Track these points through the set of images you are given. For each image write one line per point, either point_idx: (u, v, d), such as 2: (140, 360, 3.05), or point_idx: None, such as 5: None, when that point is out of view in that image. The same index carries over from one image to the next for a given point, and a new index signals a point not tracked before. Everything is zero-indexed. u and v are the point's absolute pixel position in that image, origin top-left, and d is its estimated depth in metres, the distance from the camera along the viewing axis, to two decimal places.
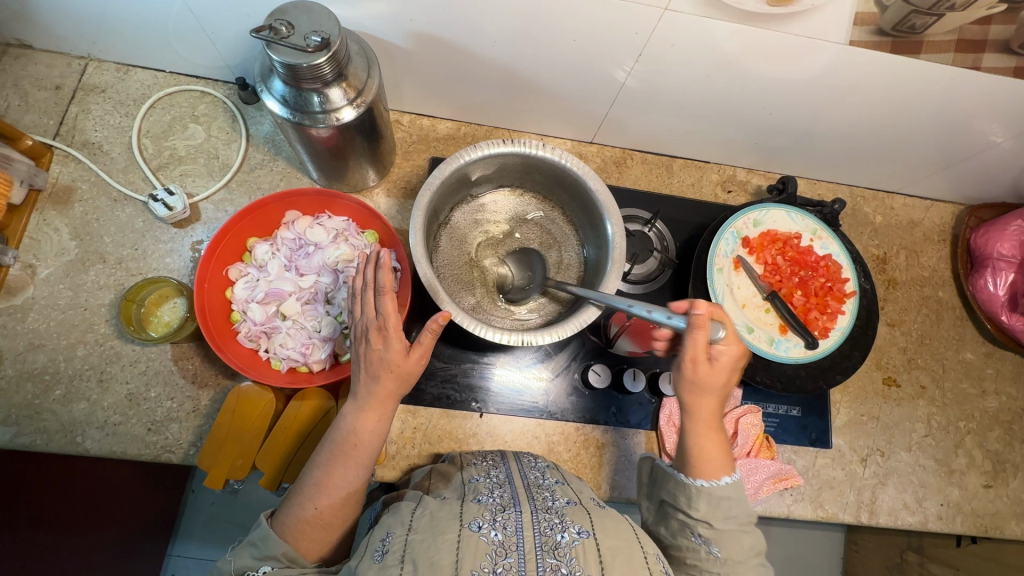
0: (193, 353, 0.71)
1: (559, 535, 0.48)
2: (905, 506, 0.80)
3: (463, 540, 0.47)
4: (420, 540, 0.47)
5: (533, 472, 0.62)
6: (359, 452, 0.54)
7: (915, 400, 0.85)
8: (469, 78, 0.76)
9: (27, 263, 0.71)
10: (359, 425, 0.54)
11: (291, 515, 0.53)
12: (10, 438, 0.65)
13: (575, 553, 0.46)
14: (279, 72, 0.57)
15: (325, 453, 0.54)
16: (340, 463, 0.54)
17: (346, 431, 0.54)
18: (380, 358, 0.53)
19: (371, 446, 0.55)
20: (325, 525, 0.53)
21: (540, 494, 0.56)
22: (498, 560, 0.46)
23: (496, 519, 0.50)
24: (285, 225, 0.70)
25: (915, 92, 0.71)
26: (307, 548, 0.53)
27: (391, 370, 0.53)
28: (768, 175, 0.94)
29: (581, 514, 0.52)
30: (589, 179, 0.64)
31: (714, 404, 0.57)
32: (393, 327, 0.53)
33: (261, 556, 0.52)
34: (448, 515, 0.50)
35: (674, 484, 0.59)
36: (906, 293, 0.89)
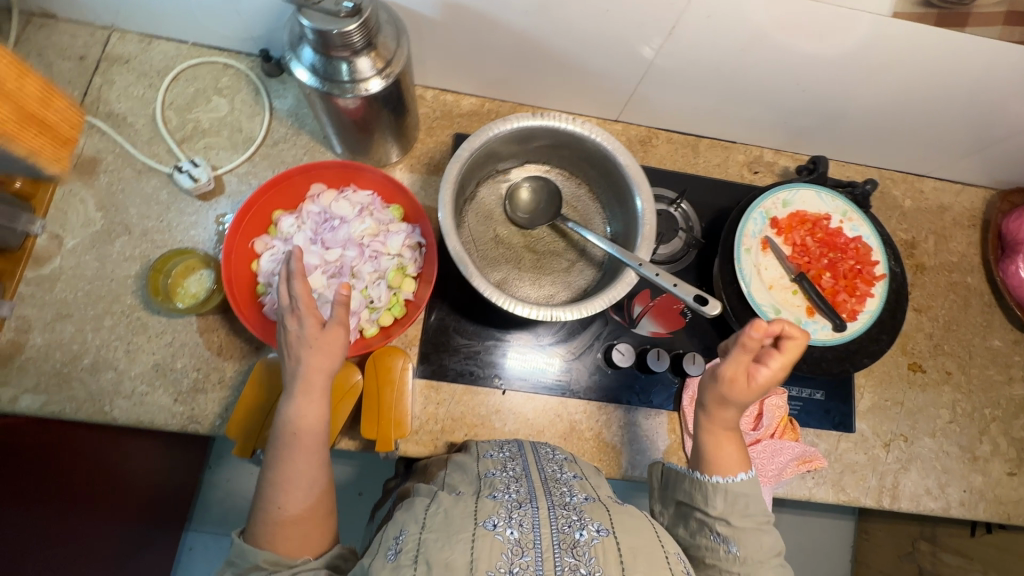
0: (218, 325, 0.71)
1: (576, 532, 0.48)
2: (927, 491, 0.80)
3: (477, 539, 0.47)
4: (434, 539, 0.47)
5: (551, 465, 0.61)
6: (309, 435, 0.55)
7: (940, 386, 0.84)
8: (495, 51, 0.74)
9: (54, 234, 0.71)
10: (296, 409, 0.54)
11: (257, 524, 0.53)
12: (41, 406, 0.66)
13: (593, 552, 0.47)
14: (309, 39, 0.56)
15: (275, 451, 0.54)
16: (290, 453, 0.54)
17: (284, 421, 0.54)
18: (297, 339, 0.55)
19: (319, 426, 0.55)
20: (301, 520, 0.53)
21: (558, 488, 0.55)
22: (515, 558, 0.46)
23: (511, 517, 0.49)
24: (310, 198, 0.70)
25: (954, 70, 0.69)
26: (284, 547, 0.52)
27: (311, 349, 0.55)
28: (796, 156, 0.92)
29: (600, 511, 0.52)
30: (619, 153, 0.63)
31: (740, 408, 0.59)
32: (303, 308, 0.56)
33: (243, 570, 0.51)
34: (462, 513, 0.50)
35: (689, 483, 0.61)
36: (933, 279, 0.88)
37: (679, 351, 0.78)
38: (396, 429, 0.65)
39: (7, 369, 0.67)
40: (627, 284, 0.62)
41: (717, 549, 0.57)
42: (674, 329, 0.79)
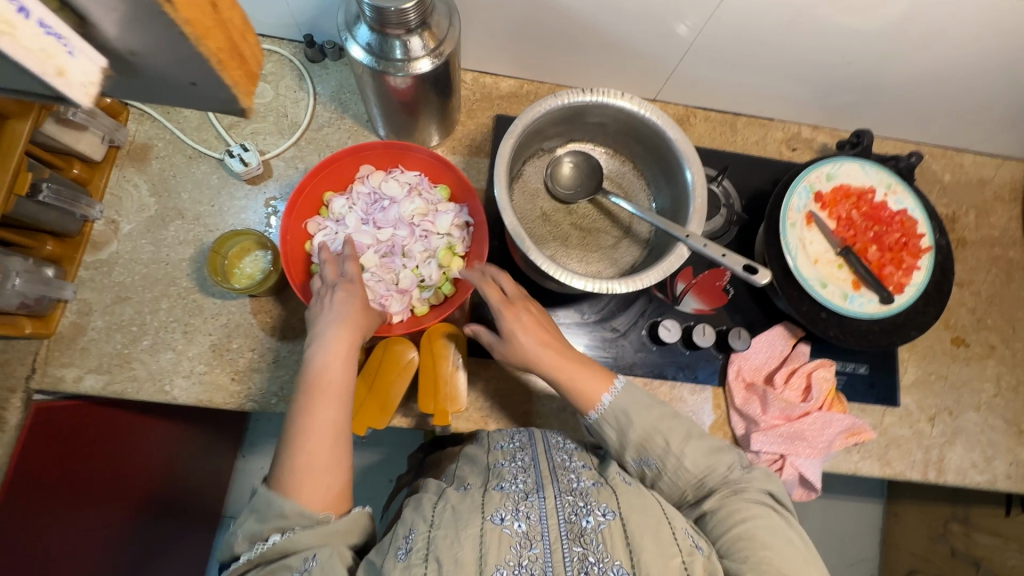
0: (271, 306, 0.72)
1: (583, 519, 0.50)
2: (973, 464, 0.80)
3: (486, 534, 0.47)
4: (443, 535, 0.47)
5: (561, 453, 0.60)
6: (339, 385, 0.56)
7: (984, 360, 0.84)
8: (537, 31, 0.75)
9: (110, 219, 0.73)
10: (331, 358, 0.57)
11: (283, 472, 0.52)
12: (104, 386, 0.68)
13: (601, 538, 0.48)
14: (366, 16, 0.57)
15: (303, 398, 0.55)
16: (320, 399, 0.54)
17: (318, 370, 0.56)
18: (343, 299, 0.60)
19: (347, 377, 0.56)
20: (325, 469, 0.52)
21: (565, 474, 0.56)
22: (524, 552, 0.47)
23: (518, 509, 0.50)
24: (360, 179, 0.72)
25: (1003, 40, 0.69)
26: (309, 496, 0.51)
27: (353, 307, 0.60)
28: (834, 133, 0.92)
29: (605, 493, 0.53)
30: (667, 128, 0.64)
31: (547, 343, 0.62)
32: (355, 277, 0.63)
33: (266, 520, 0.50)
34: (469, 508, 0.50)
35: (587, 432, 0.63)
36: (975, 253, 0.87)
37: (724, 328, 0.78)
38: (452, 403, 0.66)
39: (71, 351, 0.69)
40: (680, 255, 0.62)
41: (643, 472, 0.60)
42: (718, 306, 0.79)
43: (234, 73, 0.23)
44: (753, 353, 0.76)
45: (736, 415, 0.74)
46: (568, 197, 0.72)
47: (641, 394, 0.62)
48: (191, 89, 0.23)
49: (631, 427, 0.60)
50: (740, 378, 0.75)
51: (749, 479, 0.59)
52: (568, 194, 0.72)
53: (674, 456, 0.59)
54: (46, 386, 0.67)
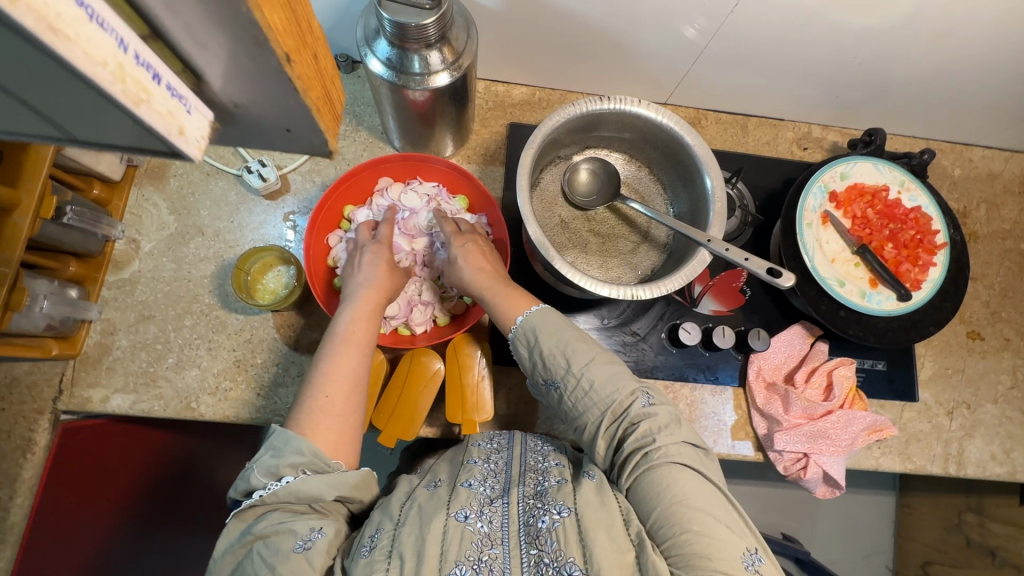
0: (293, 320, 0.73)
1: (541, 521, 0.52)
2: (993, 457, 0.81)
3: (449, 530, 0.50)
4: (408, 532, 0.50)
5: (535, 455, 0.62)
6: (361, 338, 0.60)
7: (1000, 353, 0.84)
8: (550, 40, 0.75)
9: (131, 238, 0.73)
10: (354, 313, 0.61)
11: (299, 412, 0.56)
12: (131, 405, 0.68)
13: (554, 537, 0.50)
14: (386, 32, 0.57)
15: (327, 348, 0.60)
16: (342, 349, 0.59)
17: (345, 324, 0.60)
18: (370, 260, 0.65)
19: (369, 333, 0.61)
20: (338, 414, 0.56)
21: (533, 477, 0.59)
22: (484, 550, 0.50)
23: (482, 511, 0.54)
24: (379, 192, 0.72)
25: (1013, 36, 0.69)
26: (320, 438, 0.54)
27: (379, 267, 0.64)
28: (843, 132, 0.92)
29: (567, 489, 0.55)
30: (685, 133, 0.64)
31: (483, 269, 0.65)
32: (385, 239, 0.67)
33: (281, 456, 0.52)
34: (436, 505, 0.53)
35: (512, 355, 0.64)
36: (987, 247, 0.88)
37: (743, 328, 0.79)
38: (480, 412, 0.66)
39: (96, 371, 0.69)
40: (702, 259, 0.62)
41: (552, 393, 0.60)
42: (736, 307, 0.80)
43: (326, 117, 0.25)
44: (772, 352, 0.77)
45: (757, 414, 0.75)
46: (586, 204, 0.72)
47: (556, 317, 0.61)
48: (286, 135, 0.25)
49: (538, 347, 0.60)
50: (760, 378, 0.76)
51: (652, 417, 0.57)
52: (586, 202, 0.72)
53: (573, 377, 0.58)
54: (73, 407, 0.68)
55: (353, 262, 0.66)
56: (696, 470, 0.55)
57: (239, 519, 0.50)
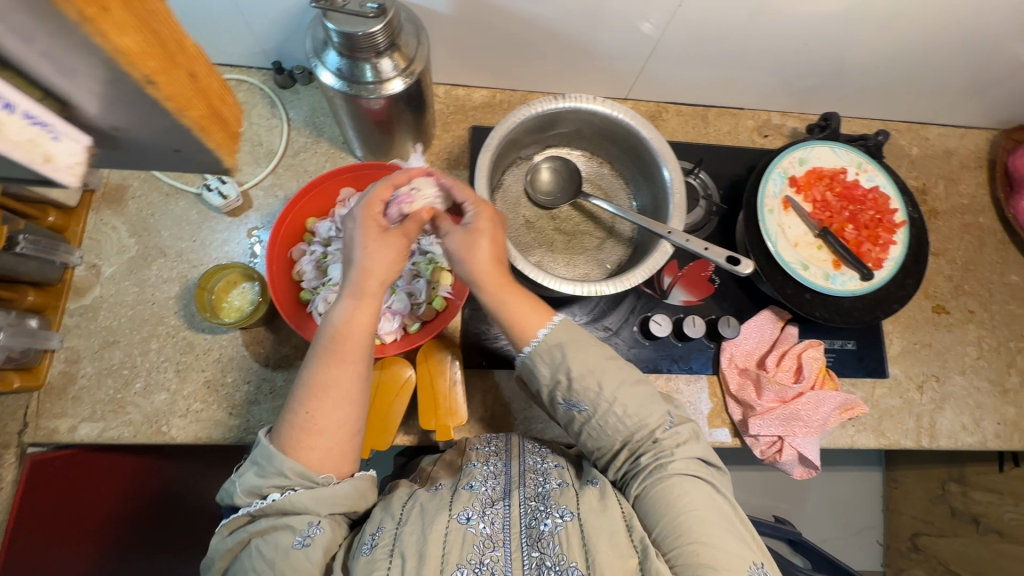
0: (263, 337, 0.72)
1: (542, 524, 0.53)
2: (964, 427, 0.82)
3: (451, 532, 0.51)
4: (410, 530, 0.51)
5: (534, 457, 0.62)
6: (350, 344, 0.55)
7: (965, 325, 0.86)
8: (505, 41, 0.75)
9: (91, 263, 0.72)
10: (342, 314, 0.55)
11: (284, 428, 0.54)
12: (100, 433, 0.67)
13: (557, 540, 0.51)
14: (335, 43, 0.57)
15: (315, 354, 0.55)
16: (330, 362, 0.54)
17: (331, 329, 0.55)
18: (361, 243, 0.56)
19: (362, 335, 0.55)
20: (327, 431, 0.53)
21: (533, 478, 0.59)
22: (486, 552, 0.51)
23: (484, 512, 0.54)
24: (341, 203, 0.71)
25: (957, 14, 0.71)
26: (307, 458, 0.53)
27: (372, 253, 0.56)
28: (802, 117, 0.94)
29: (568, 494, 0.56)
30: (641, 127, 0.64)
31: (495, 264, 0.60)
32: (372, 217, 0.57)
33: (266, 474, 0.52)
34: (437, 506, 0.54)
35: (522, 372, 0.61)
36: (947, 223, 0.90)
37: (713, 316, 0.79)
38: (454, 416, 0.66)
39: (62, 401, 0.68)
40: (665, 252, 0.63)
41: (572, 415, 0.59)
42: (705, 296, 0.81)
43: (218, 137, 0.24)
44: (743, 339, 0.78)
45: (732, 401, 0.75)
46: (548, 202, 0.72)
47: (584, 337, 0.59)
48: (175, 154, 0.24)
49: (566, 368, 0.57)
50: (733, 364, 0.77)
51: (675, 436, 0.57)
52: (548, 200, 0.73)
53: (605, 402, 0.57)
54: (40, 439, 0.66)
55: (347, 241, 0.58)
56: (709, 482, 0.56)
57: (228, 526, 0.52)
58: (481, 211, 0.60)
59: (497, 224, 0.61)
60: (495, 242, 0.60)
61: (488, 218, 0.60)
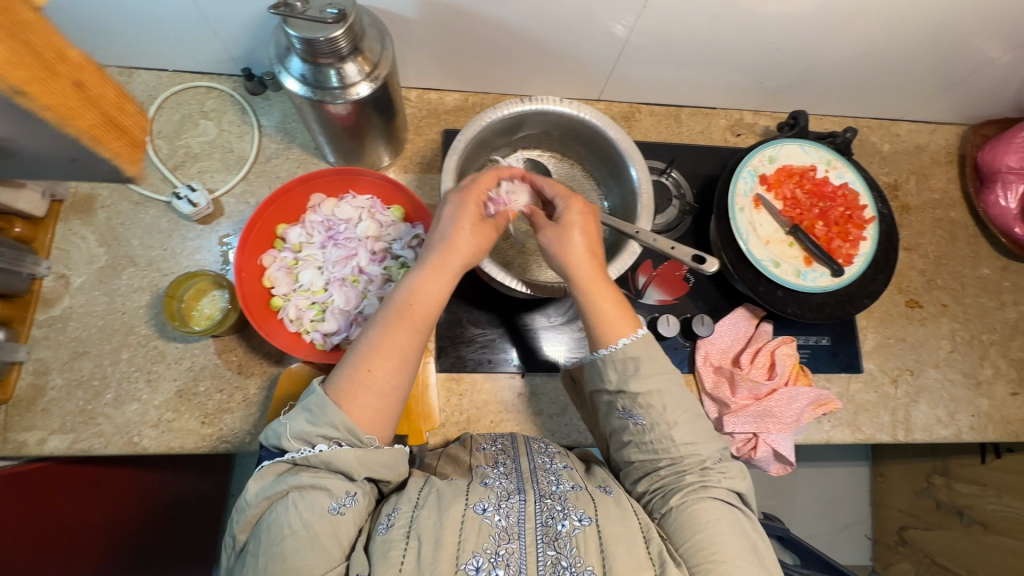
0: (235, 344, 0.72)
1: (559, 523, 0.51)
2: (938, 420, 0.83)
3: (467, 520, 0.50)
4: (425, 517, 0.50)
5: (542, 457, 0.62)
6: (419, 312, 0.57)
7: (938, 319, 0.87)
8: (474, 44, 0.76)
9: (60, 274, 0.71)
10: (416, 280, 0.58)
11: (340, 377, 0.54)
12: (70, 445, 0.67)
13: (575, 543, 0.49)
14: (297, 49, 0.57)
15: (382, 316, 0.57)
16: (398, 323, 0.56)
17: (406, 294, 0.57)
18: (454, 216, 0.60)
19: (431, 308, 0.57)
20: (378, 391, 0.54)
21: (545, 477, 0.58)
22: (501, 543, 0.49)
23: (501, 504, 0.52)
24: (311, 208, 0.71)
25: (919, 11, 0.71)
26: (356, 412, 0.52)
27: (463, 227, 0.60)
28: (774, 115, 0.95)
29: (584, 498, 0.54)
30: (608, 127, 0.65)
31: (590, 258, 0.61)
32: (472, 195, 0.61)
33: (317, 422, 0.52)
34: (454, 495, 0.53)
35: (588, 368, 0.61)
36: (919, 217, 0.91)
37: (688, 315, 0.80)
38: (427, 422, 0.71)
39: (31, 413, 0.67)
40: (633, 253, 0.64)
41: (625, 423, 0.59)
42: (679, 295, 0.81)
43: (115, 144, 0.28)
44: (718, 336, 0.78)
45: (707, 399, 0.75)
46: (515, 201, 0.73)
47: (661, 358, 0.59)
48: (73, 162, 0.28)
49: (636, 380, 0.57)
50: (708, 361, 0.77)
51: (722, 469, 0.58)
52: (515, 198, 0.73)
53: (665, 424, 0.57)
54: (9, 452, 0.66)
55: (441, 211, 0.61)
56: (740, 507, 0.56)
57: (266, 474, 0.51)
58: (576, 204, 0.63)
59: (594, 218, 0.63)
60: (588, 234, 0.62)
61: (581, 212, 0.63)
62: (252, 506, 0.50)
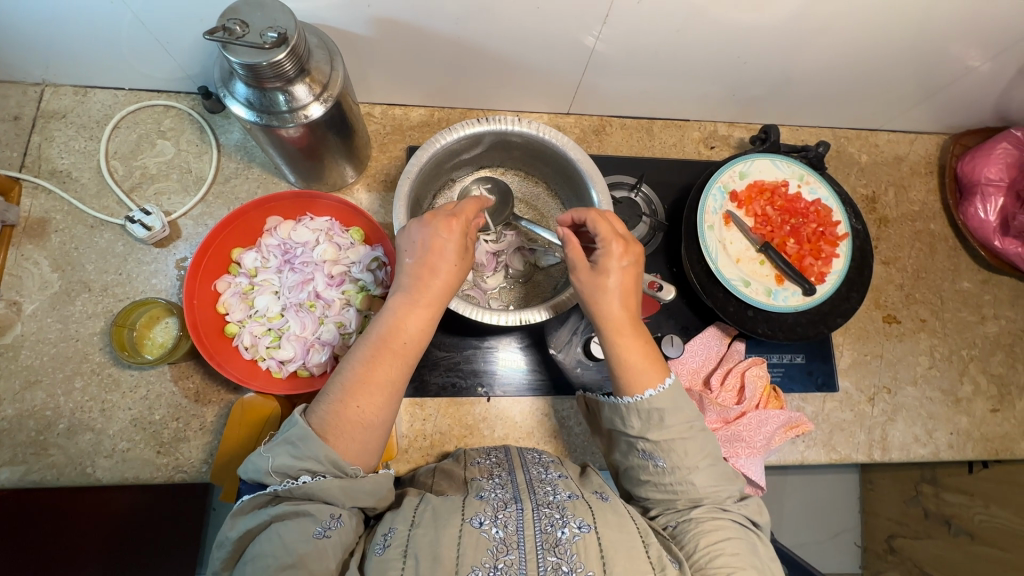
0: (192, 371, 0.70)
1: (559, 531, 0.49)
2: (916, 439, 0.81)
3: (464, 536, 0.48)
4: (423, 534, 0.48)
5: (537, 467, 0.61)
6: (407, 345, 0.54)
7: (916, 334, 0.85)
8: (435, 61, 0.74)
9: (12, 301, 0.69)
10: (402, 310, 0.54)
11: (326, 410, 0.51)
12: (20, 477, 0.65)
13: (575, 549, 0.48)
14: (240, 75, 0.55)
15: (367, 347, 0.53)
16: (385, 358, 0.53)
17: (392, 325, 0.54)
18: (438, 246, 0.56)
19: (418, 341, 0.55)
20: (366, 424, 0.51)
21: (542, 486, 0.56)
22: (499, 557, 0.47)
23: (497, 516, 0.51)
24: (268, 232, 0.70)
25: (891, 25, 0.69)
26: (344, 446, 0.50)
27: (446, 262, 0.56)
28: (749, 126, 0.93)
29: (582, 506, 0.53)
30: (568, 148, 0.63)
31: (624, 308, 0.57)
32: (456, 220, 0.57)
33: (301, 455, 0.49)
34: (450, 509, 0.51)
35: (608, 408, 0.59)
36: (898, 230, 0.89)
37: (658, 335, 0.78)
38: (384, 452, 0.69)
39: None
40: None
41: (642, 462, 0.57)
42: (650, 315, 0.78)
43: None
44: (689, 356, 0.77)
45: None
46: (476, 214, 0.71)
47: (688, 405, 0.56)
48: None
49: (658, 426, 0.55)
50: None
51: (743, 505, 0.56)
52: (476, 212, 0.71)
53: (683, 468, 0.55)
54: None
55: (418, 234, 0.57)
56: (753, 531, 0.55)
57: (246, 508, 0.49)
58: (615, 248, 0.57)
59: (632, 265, 0.57)
60: (622, 282, 0.57)
61: (619, 259, 0.57)
62: (233, 538, 0.48)
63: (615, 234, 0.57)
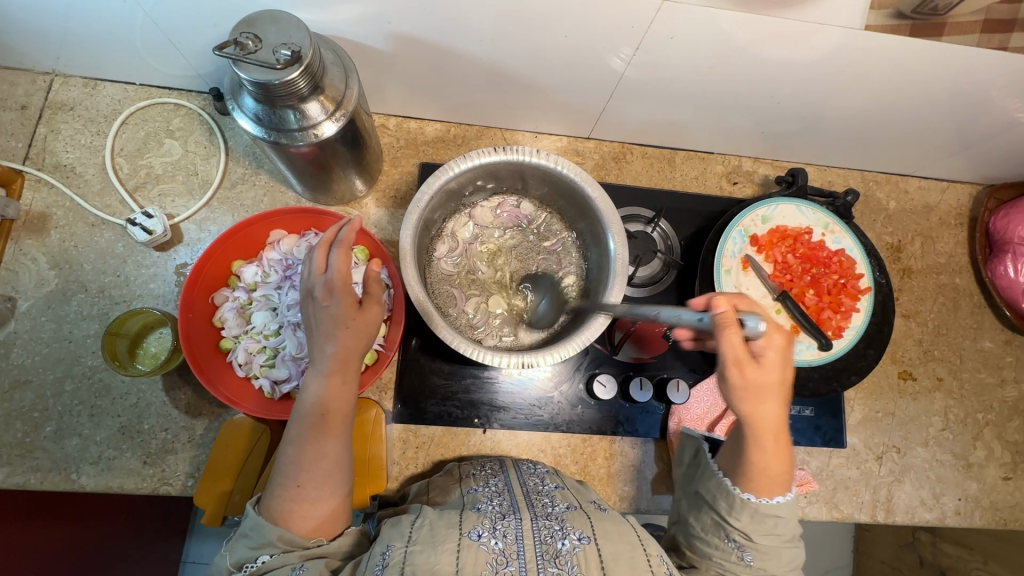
0: (184, 382, 0.69)
1: (559, 542, 0.47)
2: (922, 502, 0.79)
3: (463, 549, 0.46)
4: (420, 551, 0.46)
5: (534, 479, 0.61)
6: (332, 417, 0.52)
7: (932, 393, 0.82)
8: (456, 79, 0.71)
9: (6, 297, 0.68)
10: (323, 387, 0.51)
11: (273, 497, 0.51)
12: (4, 479, 0.64)
13: (575, 561, 0.46)
14: (250, 91, 0.52)
15: (294, 431, 0.52)
16: (313, 434, 0.51)
17: (311, 403, 0.51)
18: (330, 318, 0.51)
19: (345, 409, 0.52)
20: (317, 498, 0.51)
21: (540, 499, 0.56)
22: (500, 569, 0.45)
23: (495, 528, 0.49)
24: (270, 245, 0.67)
25: (931, 80, 0.67)
26: (299, 524, 0.50)
27: (346, 329, 0.51)
28: (775, 164, 0.90)
29: (581, 518, 0.51)
30: (587, 185, 0.61)
31: (777, 413, 0.48)
32: (340, 283, 0.51)
33: (257, 544, 0.49)
34: (447, 524, 0.49)
35: (715, 482, 0.54)
36: (921, 282, 0.86)
37: (662, 375, 0.75)
38: (374, 483, 0.66)
39: None
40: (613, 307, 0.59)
41: (717, 540, 0.54)
42: (657, 355, 0.76)
43: None
44: (694, 402, 0.74)
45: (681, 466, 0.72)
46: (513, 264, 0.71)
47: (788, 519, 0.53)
48: None
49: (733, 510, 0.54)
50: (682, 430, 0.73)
51: None
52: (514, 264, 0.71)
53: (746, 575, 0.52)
54: None
55: (316, 309, 0.51)
56: None
57: None
58: (777, 340, 0.46)
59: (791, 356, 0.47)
60: (783, 375, 0.47)
61: (779, 352, 0.47)
62: None
63: (776, 322, 0.46)
